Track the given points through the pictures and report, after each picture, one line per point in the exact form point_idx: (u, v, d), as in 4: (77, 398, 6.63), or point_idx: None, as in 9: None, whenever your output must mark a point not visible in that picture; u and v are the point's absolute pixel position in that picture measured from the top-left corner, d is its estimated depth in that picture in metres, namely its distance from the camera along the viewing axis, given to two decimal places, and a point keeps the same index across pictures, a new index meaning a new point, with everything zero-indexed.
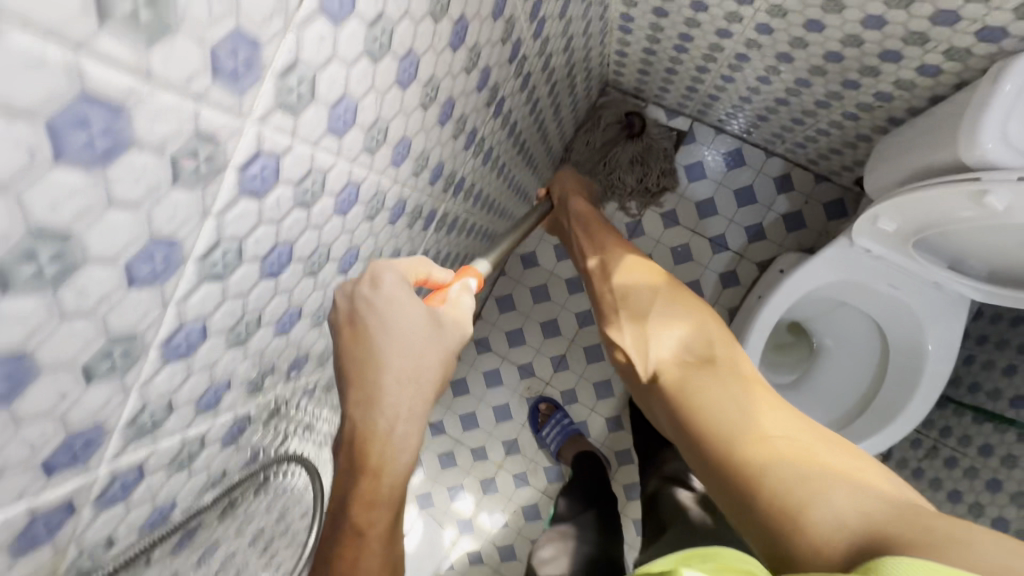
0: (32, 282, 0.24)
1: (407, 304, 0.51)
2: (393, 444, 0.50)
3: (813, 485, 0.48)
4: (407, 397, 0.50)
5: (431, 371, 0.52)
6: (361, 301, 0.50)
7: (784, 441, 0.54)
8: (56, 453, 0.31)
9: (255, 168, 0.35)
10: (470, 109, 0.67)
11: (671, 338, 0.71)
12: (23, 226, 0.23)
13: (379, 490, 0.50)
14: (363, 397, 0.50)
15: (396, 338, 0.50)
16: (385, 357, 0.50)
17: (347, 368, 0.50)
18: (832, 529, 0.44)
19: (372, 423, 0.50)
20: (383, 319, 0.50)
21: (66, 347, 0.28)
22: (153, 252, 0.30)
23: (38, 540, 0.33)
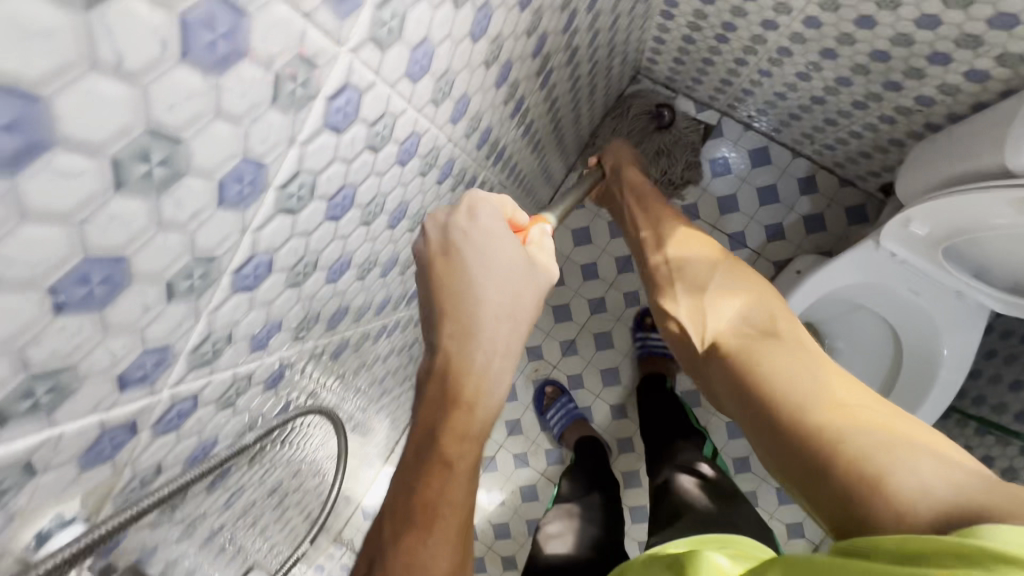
0: (142, 183, 0.24)
1: (504, 238, 0.50)
2: (488, 381, 0.50)
3: (893, 455, 0.46)
4: (505, 332, 0.50)
5: (527, 309, 0.52)
6: (458, 232, 0.49)
7: (853, 409, 0.52)
8: (130, 368, 0.31)
9: (341, 100, 0.34)
10: (523, 75, 0.66)
11: (732, 311, 0.68)
12: (144, 121, 0.22)
13: (471, 425, 0.49)
14: (460, 330, 0.49)
15: (494, 270, 0.49)
16: (481, 291, 0.49)
17: (440, 297, 0.49)
18: (923, 498, 0.43)
19: (469, 358, 0.49)
20: (480, 250, 0.49)
21: (157, 259, 0.28)
22: (244, 172, 0.30)
23: (102, 456, 0.34)
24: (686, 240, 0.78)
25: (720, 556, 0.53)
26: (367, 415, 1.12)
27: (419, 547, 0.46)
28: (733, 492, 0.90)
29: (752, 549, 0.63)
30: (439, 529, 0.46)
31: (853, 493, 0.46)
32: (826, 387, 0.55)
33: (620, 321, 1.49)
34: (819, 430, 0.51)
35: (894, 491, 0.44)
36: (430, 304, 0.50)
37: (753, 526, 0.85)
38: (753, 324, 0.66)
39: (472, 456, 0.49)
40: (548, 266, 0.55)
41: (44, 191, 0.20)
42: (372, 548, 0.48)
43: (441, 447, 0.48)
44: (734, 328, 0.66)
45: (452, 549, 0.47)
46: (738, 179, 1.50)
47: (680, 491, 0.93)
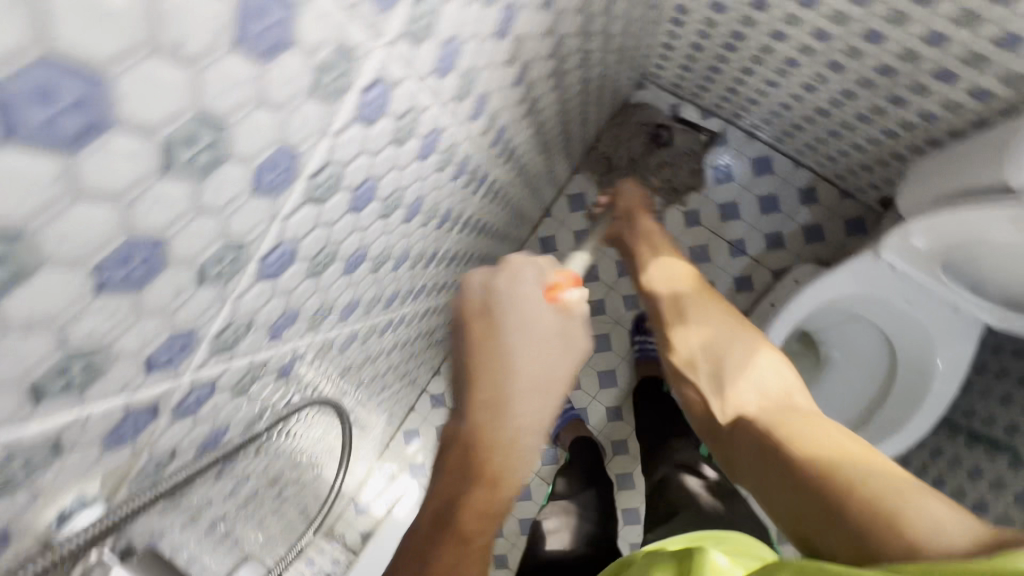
0: (185, 167, 0.24)
1: (541, 307, 0.53)
2: (517, 453, 0.49)
3: (909, 498, 0.45)
4: (538, 405, 0.50)
5: (560, 382, 0.52)
6: (499, 297, 0.53)
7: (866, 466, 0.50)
8: (158, 351, 0.31)
9: (373, 94, 0.35)
10: (539, 76, 0.67)
11: (744, 372, 0.66)
12: (193, 107, 0.23)
13: (493, 500, 0.48)
14: (492, 397, 0.49)
15: (530, 337, 0.51)
16: (516, 359, 0.50)
17: (474, 358, 0.51)
18: (938, 538, 0.41)
19: (500, 429, 0.49)
20: (518, 316, 0.52)
21: (192, 243, 0.28)
22: (279, 161, 0.30)
23: (124, 439, 0.34)
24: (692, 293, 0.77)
25: (719, 555, 0.54)
26: (367, 410, 1.13)
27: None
28: (733, 491, 0.92)
29: (750, 546, 0.64)
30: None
31: (865, 537, 0.44)
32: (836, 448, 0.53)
33: (618, 324, 1.50)
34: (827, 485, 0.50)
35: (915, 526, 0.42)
36: (463, 365, 0.51)
37: (752, 523, 0.86)
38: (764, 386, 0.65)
39: (489, 534, 0.48)
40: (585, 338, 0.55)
41: (97, 170, 0.21)
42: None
43: (461, 517, 0.47)
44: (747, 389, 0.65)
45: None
46: (739, 187, 1.51)
47: (682, 488, 0.94)
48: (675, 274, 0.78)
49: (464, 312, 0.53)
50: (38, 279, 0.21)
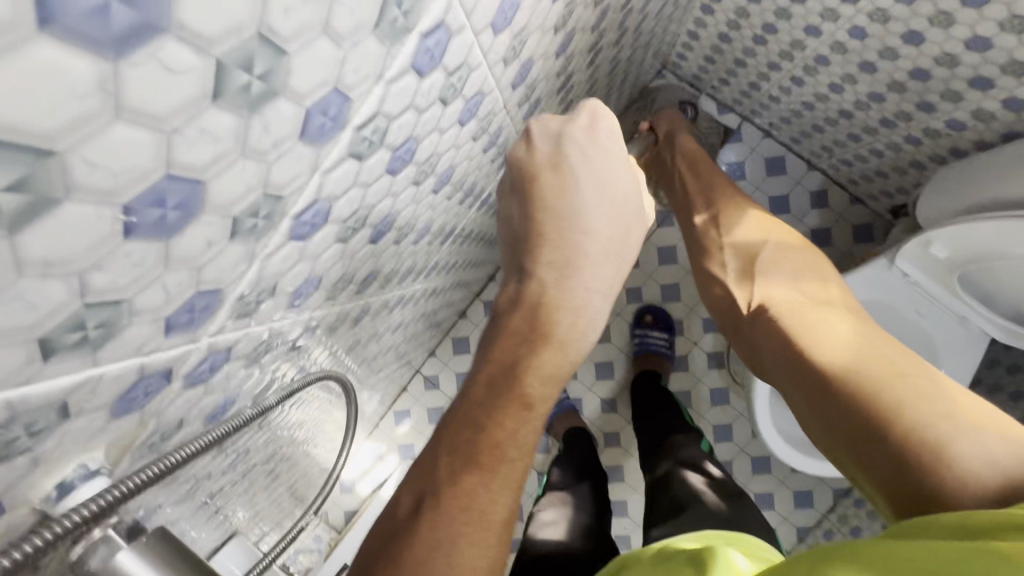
0: (238, 95, 0.21)
1: (617, 165, 0.48)
2: (581, 318, 0.46)
3: (956, 426, 0.45)
4: (609, 270, 0.48)
5: (628, 251, 0.50)
6: (569, 147, 0.47)
7: (927, 375, 0.50)
8: (180, 310, 0.28)
9: (432, 40, 0.31)
10: (579, 49, 0.64)
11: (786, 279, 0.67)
12: (256, 22, 0.19)
13: (561, 367, 0.44)
14: (563, 258, 0.46)
15: (605, 199, 0.47)
16: (590, 219, 0.47)
17: (542, 214, 0.47)
18: (984, 469, 0.41)
19: (565, 293, 0.45)
20: (593, 171, 0.47)
21: (231, 188, 0.25)
22: (331, 103, 0.27)
23: (134, 404, 0.30)
24: (742, 218, 0.76)
25: (739, 557, 0.53)
26: (364, 387, 1.10)
27: (485, 493, 0.37)
28: (739, 493, 0.90)
29: (759, 549, 0.64)
30: (505, 476, 0.38)
31: (901, 456, 0.45)
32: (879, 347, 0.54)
33: (619, 316, 1.48)
34: (880, 383, 0.50)
35: (949, 460, 0.43)
36: (530, 226, 0.47)
37: (759, 528, 0.84)
38: (808, 291, 0.64)
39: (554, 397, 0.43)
40: (649, 210, 0.52)
41: (144, 83, 0.17)
42: (421, 485, 0.38)
43: (522, 380, 0.41)
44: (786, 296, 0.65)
45: (513, 497, 0.38)
46: (751, 186, 1.48)
47: (685, 486, 0.94)
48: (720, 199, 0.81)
49: (525, 160, 0.48)
50: (64, 211, 0.18)
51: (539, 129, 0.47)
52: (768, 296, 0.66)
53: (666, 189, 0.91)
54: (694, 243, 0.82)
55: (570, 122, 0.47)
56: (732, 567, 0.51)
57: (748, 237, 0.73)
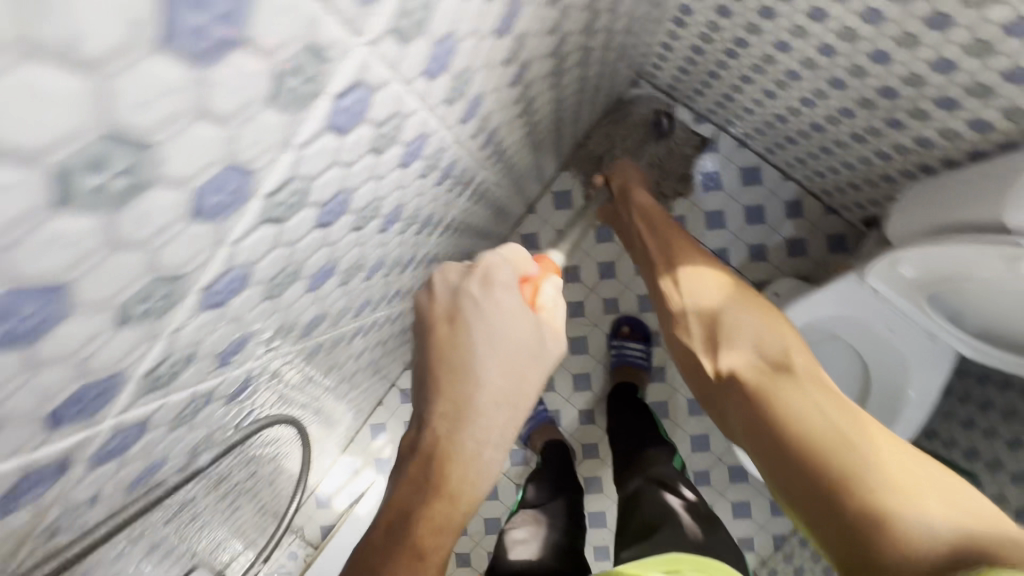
0: (94, 196, 0.19)
1: (515, 313, 0.48)
2: (476, 469, 0.47)
3: (898, 496, 0.49)
4: (501, 419, 0.47)
5: (529, 394, 0.49)
6: (466, 300, 0.48)
7: (869, 442, 0.54)
8: (66, 403, 0.25)
9: (349, 100, 0.29)
10: (537, 75, 0.62)
11: (746, 344, 0.69)
12: (103, 123, 0.17)
13: (450, 518, 0.46)
14: (453, 409, 0.46)
15: (502, 347, 0.47)
16: (486, 368, 0.46)
17: (440, 368, 0.47)
18: (925, 538, 0.45)
19: (459, 443, 0.46)
20: (488, 324, 0.47)
21: (106, 283, 0.22)
22: (227, 179, 0.24)
23: (23, 498, 0.28)
24: (701, 274, 0.79)
25: None
26: (333, 409, 1.08)
27: None
28: (710, 516, 0.89)
29: (725, 574, 0.60)
30: None
31: (856, 529, 0.49)
32: (830, 419, 0.58)
33: (597, 327, 1.46)
34: (832, 463, 0.54)
35: (903, 536, 0.46)
36: (425, 372, 0.48)
37: (728, 552, 0.84)
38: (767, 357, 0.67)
39: (447, 542, 0.46)
40: (558, 337, 0.52)
41: None
42: None
43: (413, 531, 0.45)
44: (747, 362, 0.68)
45: None
46: (727, 196, 1.47)
47: (658, 504, 0.92)
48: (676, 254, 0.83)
49: (428, 308, 0.49)
50: None
51: (441, 282, 0.49)
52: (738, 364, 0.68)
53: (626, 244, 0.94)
54: (657, 304, 0.85)
55: (465, 276, 0.49)
56: None
57: (702, 294, 0.76)
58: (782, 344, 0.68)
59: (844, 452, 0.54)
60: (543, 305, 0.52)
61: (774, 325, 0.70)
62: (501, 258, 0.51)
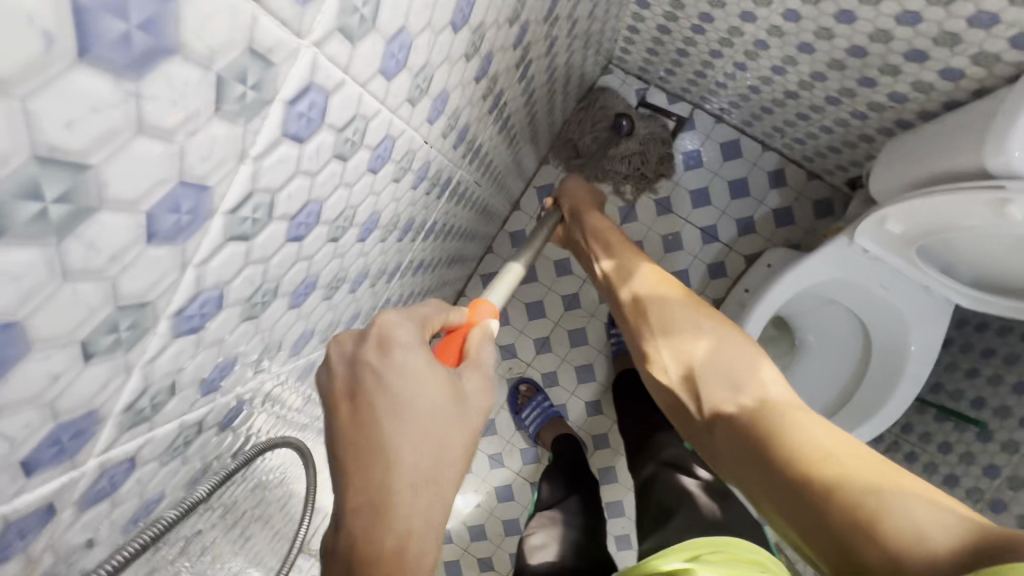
0: (33, 226, 0.18)
1: (423, 379, 0.45)
2: (410, 552, 0.42)
3: (882, 498, 0.44)
4: (424, 498, 0.43)
5: (452, 466, 0.45)
6: (366, 373, 0.44)
7: (849, 453, 0.49)
8: (40, 447, 0.24)
9: (304, 104, 0.28)
10: (503, 68, 0.61)
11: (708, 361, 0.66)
12: (29, 148, 0.16)
13: None
14: (373, 495, 0.42)
15: (413, 416, 0.44)
16: (398, 443, 0.43)
17: (351, 452, 0.43)
18: (920, 544, 0.40)
19: (381, 534, 0.41)
20: (393, 396, 0.44)
21: (64, 317, 0.21)
22: (182, 199, 0.24)
23: (9, 549, 0.27)
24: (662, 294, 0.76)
25: None
26: None
27: None
28: (727, 493, 0.88)
29: (747, 552, 0.59)
30: None
31: (846, 537, 0.44)
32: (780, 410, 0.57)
33: (594, 317, 1.45)
34: (821, 474, 0.48)
35: (890, 542, 0.41)
36: (337, 451, 0.44)
37: (749, 529, 0.82)
38: (728, 372, 0.64)
39: None
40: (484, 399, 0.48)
41: None
42: None
43: None
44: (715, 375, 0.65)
45: None
46: (709, 172, 1.47)
47: (674, 487, 0.91)
48: (639, 276, 0.80)
49: (331, 391, 0.45)
50: None
51: (338, 355, 0.46)
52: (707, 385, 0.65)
53: (586, 265, 0.92)
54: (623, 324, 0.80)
55: (361, 342, 0.46)
56: None
57: (669, 312, 0.73)
58: (743, 361, 0.64)
59: (822, 462, 0.49)
60: (472, 344, 0.51)
61: (727, 336, 0.68)
62: (404, 317, 0.48)
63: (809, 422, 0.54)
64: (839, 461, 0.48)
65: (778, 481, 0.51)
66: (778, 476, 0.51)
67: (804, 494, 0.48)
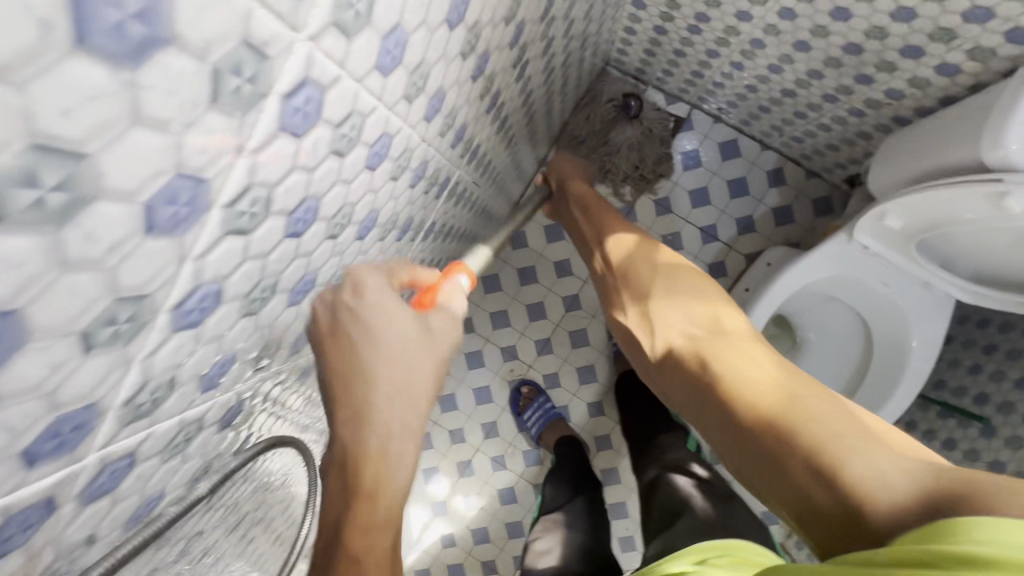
0: (31, 214, 0.18)
1: (394, 309, 0.47)
2: (388, 464, 0.45)
3: (844, 447, 0.47)
4: (400, 416, 0.46)
5: (423, 389, 0.47)
6: (344, 310, 0.46)
7: (818, 400, 0.52)
8: (40, 439, 0.25)
9: (300, 99, 0.28)
10: (500, 67, 0.61)
11: (679, 316, 0.68)
12: (26, 134, 0.16)
13: (377, 514, 0.45)
14: (353, 414, 0.45)
15: (385, 345, 0.45)
16: (372, 369, 0.45)
17: (334, 378, 0.45)
18: (877, 489, 0.43)
19: (360, 444, 0.45)
20: (367, 325, 0.45)
21: (63, 307, 0.21)
22: (179, 191, 0.24)
23: (10, 543, 0.27)
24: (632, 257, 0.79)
25: None
26: None
27: None
28: (728, 493, 0.88)
29: (753, 555, 0.59)
30: None
31: (816, 482, 0.46)
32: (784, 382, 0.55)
33: (595, 318, 1.45)
34: (786, 420, 0.51)
35: (856, 492, 0.44)
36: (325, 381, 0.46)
37: (754, 531, 0.81)
38: (698, 324, 0.66)
39: (383, 537, 0.46)
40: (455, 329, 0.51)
41: None
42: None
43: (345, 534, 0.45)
44: (680, 330, 0.67)
45: None
46: (708, 172, 1.47)
47: (674, 491, 0.91)
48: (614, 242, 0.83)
49: (314, 328, 0.46)
50: None
51: (318, 303, 0.46)
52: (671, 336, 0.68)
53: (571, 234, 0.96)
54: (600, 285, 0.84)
55: (337, 293, 0.47)
56: None
57: (636, 275, 0.76)
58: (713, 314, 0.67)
59: (785, 407, 0.52)
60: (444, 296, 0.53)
61: (700, 291, 0.70)
62: (374, 267, 0.49)
63: (776, 372, 0.56)
64: (809, 411, 0.51)
65: (745, 429, 0.53)
66: (749, 429, 0.53)
67: (775, 441, 0.50)
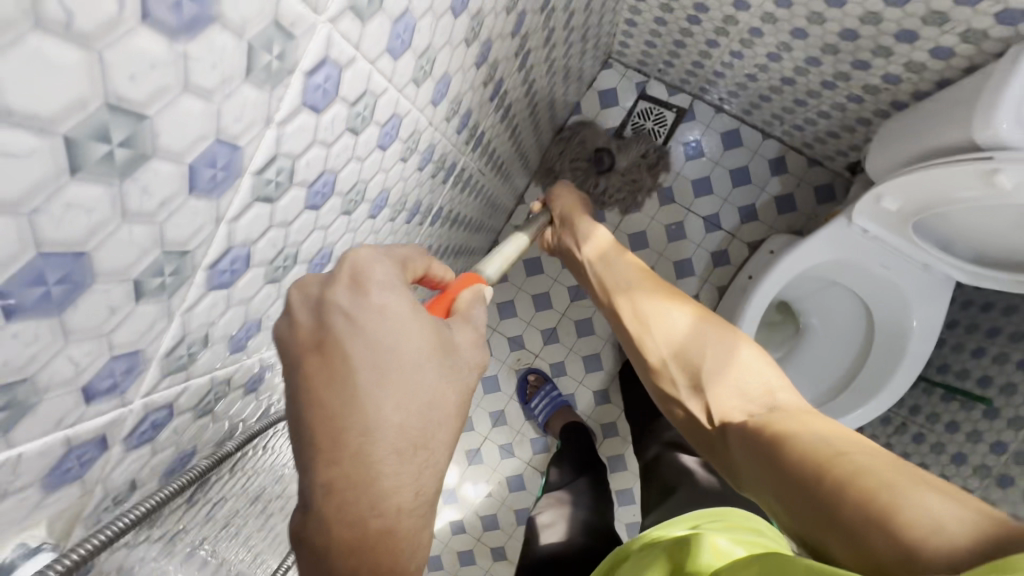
0: (101, 166, 0.21)
1: (402, 324, 0.41)
2: (400, 533, 0.39)
3: (897, 492, 0.41)
4: (410, 470, 0.40)
5: (438, 437, 0.42)
6: (336, 314, 0.39)
7: (869, 452, 0.47)
8: (98, 376, 0.28)
9: (320, 77, 0.31)
10: (502, 55, 0.64)
11: (729, 382, 0.66)
12: (101, 95, 0.20)
13: None
14: (352, 463, 0.38)
15: (393, 378, 0.40)
16: (374, 407, 0.39)
17: (322, 418, 0.39)
18: (934, 531, 0.37)
19: (366, 517, 0.38)
20: (370, 344, 0.39)
21: (121, 255, 0.25)
22: (218, 156, 0.27)
23: (68, 474, 0.31)
24: (667, 310, 0.77)
25: (723, 539, 0.52)
26: None
27: None
28: None
29: (744, 519, 0.62)
30: None
31: (863, 530, 0.40)
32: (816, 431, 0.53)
33: None
34: (837, 470, 0.46)
35: (910, 535, 0.37)
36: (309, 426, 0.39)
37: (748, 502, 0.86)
38: (746, 391, 0.65)
39: None
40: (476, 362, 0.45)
41: None
42: None
43: None
44: (736, 406, 0.64)
45: None
46: (710, 162, 1.49)
47: (676, 466, 0.94)
48: (642, 291, 0.81)
49: (292, 338, 0.40)
50: None
51: (300, 298, 0.40)
52: (723, 406, 0.65)
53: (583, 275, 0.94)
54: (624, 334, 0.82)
55: (329, 282, 0.40)
56: (712, 549, 0.51)
57: (676, 331, 0.74)
58: (755, 375, 0.66)
59: (838, 464, 0.46)
60: (461, 305, 0.48)
61: (741, 349, 0.69)
62: (382, 254, 0.42)
63: (824, 429, 0.53)
64: (856, 460, 0.46)
65: (797, 483, 0.48)
66: (800, 483, 0.48)
67: (824, 493, 0.45)
